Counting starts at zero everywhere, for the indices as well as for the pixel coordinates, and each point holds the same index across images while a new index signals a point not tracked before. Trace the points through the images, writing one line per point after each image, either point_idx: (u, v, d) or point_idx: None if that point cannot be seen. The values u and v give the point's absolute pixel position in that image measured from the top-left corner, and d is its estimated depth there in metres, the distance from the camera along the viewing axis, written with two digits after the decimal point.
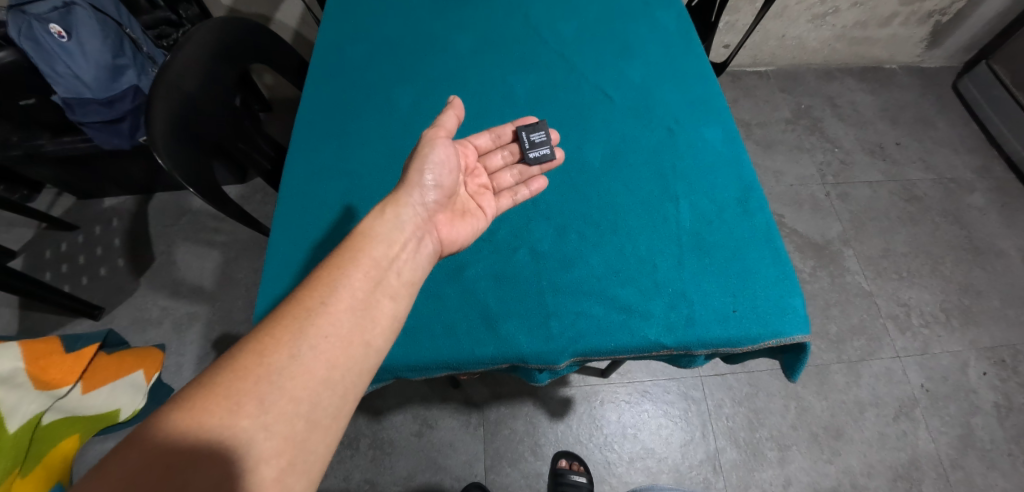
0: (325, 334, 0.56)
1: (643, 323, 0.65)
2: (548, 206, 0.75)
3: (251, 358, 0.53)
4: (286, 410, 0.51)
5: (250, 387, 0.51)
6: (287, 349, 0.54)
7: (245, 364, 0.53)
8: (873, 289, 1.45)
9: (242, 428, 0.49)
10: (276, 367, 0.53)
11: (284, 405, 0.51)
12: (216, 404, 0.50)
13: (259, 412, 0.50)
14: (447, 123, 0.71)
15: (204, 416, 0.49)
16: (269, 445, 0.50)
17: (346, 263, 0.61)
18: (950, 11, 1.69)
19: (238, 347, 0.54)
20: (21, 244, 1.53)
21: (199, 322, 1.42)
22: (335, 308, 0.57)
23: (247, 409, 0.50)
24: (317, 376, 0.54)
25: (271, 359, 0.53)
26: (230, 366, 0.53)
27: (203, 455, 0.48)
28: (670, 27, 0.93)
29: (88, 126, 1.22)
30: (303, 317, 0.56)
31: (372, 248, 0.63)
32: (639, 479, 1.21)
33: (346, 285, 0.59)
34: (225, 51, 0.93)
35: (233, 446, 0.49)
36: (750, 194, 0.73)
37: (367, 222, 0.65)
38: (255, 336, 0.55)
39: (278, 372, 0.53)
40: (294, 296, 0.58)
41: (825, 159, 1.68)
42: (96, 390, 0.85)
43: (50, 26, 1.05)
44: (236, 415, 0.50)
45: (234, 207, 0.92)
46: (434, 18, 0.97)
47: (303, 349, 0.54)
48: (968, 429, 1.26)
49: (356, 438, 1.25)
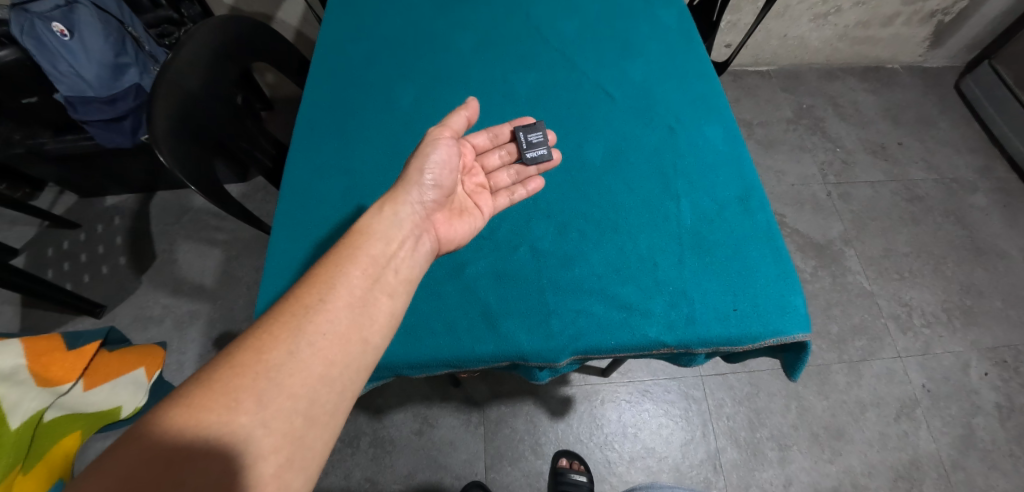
0: (323, 331, 0.56)
1: (643, 322, 0.65)
2: (549, 205, 0.75)
3: (249, 354, 0.53)
4: (284, 407, 0.51)
5: (247, 384, 0.51)
6: (285, 346, 0.54)
7: (243, 361, 0.53)
8: (875, 289, 1.44)
9: (240, 425, 0.50)
10: (274, 364, 0.53)
11: (282, 402, 0.52)
12: (214, 401, 0.50)
13: (256, 409, 0.50)
14: (453, 124, 0.71)
15: (202, 412, 0.49)
16: (267, 442, 0.50)
17: (345, 261, 0.61)
18: (952, 10, 1.69)
19: (236, 345, 0.54)
20: (24, 242, 1.53)
21: (200, 320, 1.42)
22: (333, 305, 0.57)
23: (245, 407, 0.50)
24: (315, 374, 0.54)
25: (269, 356, 0.53)
26: (228, 363, 0.53)
27: (200, 453, 0.48)
28: (670, 26, 0.93)
29: (89, 124, 1.22)
30: (301, 314, 0.56)
31: (370, 245, 0.63)
32: (639, 479, 1.21)
33: (344, 282, 0.59)
34: (226, 49, 0.93)
35: (231, 443, 0.49)
36: (751, 193, 0.73)
37: (365, 220, 0.65)
38: (253, 332, 0.55)
39: (276, 369, 0.53)
40: (292, 293, 0.58)
41: (826, 159, 1.68)
42: (97, 387, 0.85)
43: (52, 24, 1.06)
44: (234, 412, 0.50)
45: (235, 205, 0.92)
46: (434, 17, 0.97)
47: (301, 347, 0.54)
48: (969, 429, 1.26)
49: (357, 437, 1.25)
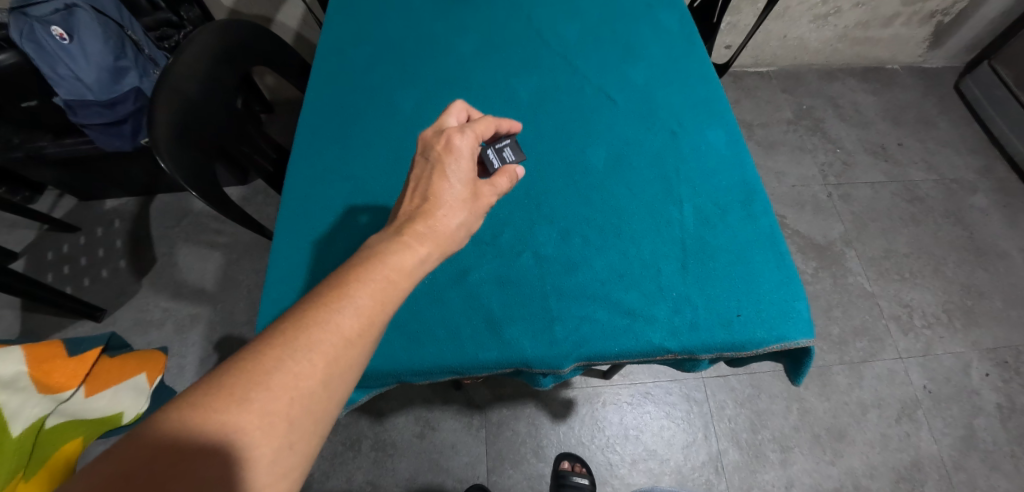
0: (354, 353, 0.49)
1: (648, 328, 0.65)
2: (552, 210, 0.74)
3: (275, 370, 0.45)
4: (308, 431, 0.46)
5: (268, 400, 0.44)
6: (317, 369, 0.47)
7: (269, 378, 0.45)
8: (875, 290, 1.45)
9: (263, 451, 0.43)
10: (304, 386, 0.46)
11: (304, 422, 0.46)
12: (239, 420, 0.43)
13: (281, 433, 0.44)
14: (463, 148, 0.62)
15: (223, 433, 0.42)
16: (286, 468, 0.44)
17: (378, 266, 0.53)
18: (952, 11, 1.69)
19: (259, 356, 0.46)
20: (23, 245, 1.53)
21: (200, 324, 1.42)
22: (362, 321, 0.50)
23: (270, 431, 0.44)
24: (337, 397, 0.48)
25: (298, 377, 0.46)
26: (243, 373, 0.45)
27: (215, 478, 0.41)
28: (672, 29, 0.93)
29: (89, 127, 1.21)
30: (325, 330, 0.48)
31: (406, 253, 0.55)
32: (641, 481, 1.21)
33: (371, 299, 0.51)
34: (227, 52, 0.92)
35: (249, 467, 0.43)
36: (754, 198, 0.73)
37: (394, 244, 0.55)
38: (276, 345, 0.47)
39: (305, 393, 0.46)
40: (320, 302, 0.49)
41: (826, 160, 1.68)
42: (100, 393, 0.85)
43: (51, 28, 1.05)
44: (257, 436, 0.43)
45: (235, 210, 0.91)
46: (435, 21, 0.97)
47: (333, 369, 0.48)
48: (970, 430, 1.26)
49: (358, 440, 1.25)
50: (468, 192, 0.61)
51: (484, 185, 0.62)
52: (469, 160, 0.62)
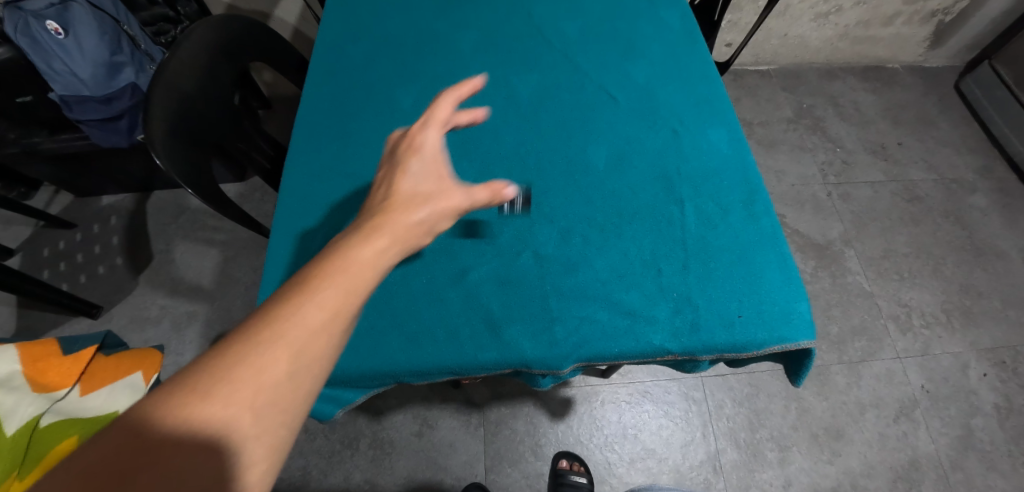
0: (330, 332, 0.43)
1: (648, 329, 0.64)
2: (553, 210, 0.74)
3: (247, 352, 0.40)
4: (275, 432, 0.39)
5: (222, 392, 0.38)
6: (283, 361, 0.40)
7: (229, 373, 0.39)
8: (875, 290, 1.44)
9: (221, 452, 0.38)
10: (269, 378, 0.40)
11: (269, 422, 0.39)
12: (194, 420, 0.37)
13: (242, 431, 0.38)
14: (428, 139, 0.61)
15: (175, 432, 0.37)
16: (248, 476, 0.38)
17: (350, 255, 0.47)
18: (953, 10, 1.68)
19: (227, 341, 0.41)
20: (19, 241, 1.52)
21: (198, 321, 1.41)
22: (331, 308, 0.43)
23: (227, 431, 0.38)
24: (308, 395, 0.42)
25: (272, 360, 0.40)
26: (198, 368, 0.39)
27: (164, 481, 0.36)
28: (674, 27, 0.92)
29: (85, 123, 1.20)
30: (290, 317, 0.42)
31: (374, 243, 0.49)
32: (639, 480, 1.21)
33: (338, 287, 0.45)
34: (223, 48, 0.91)
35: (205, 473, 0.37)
36: (756, 198, 0.73)
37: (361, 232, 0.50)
38: (238, 338, 0.41)
39: (270, 386, 0.39)
40: (285, 292, 0.43)
41: (826, 159, 1.68)
42: (94, 392, 0.82)
43: (46, 22, 1.04)
44: (211, 438, 0.37)
45: (233, 209, 0.91)
46: (435, 17, 0.97)
47: (302, 362, 0.41)
48: (967, 430, 1.26)
49: (356, 438, 1.25)
50: (433, 190, 0.58)
51: (446, 183, 0.59)
52: (431, 158, 0.60)
